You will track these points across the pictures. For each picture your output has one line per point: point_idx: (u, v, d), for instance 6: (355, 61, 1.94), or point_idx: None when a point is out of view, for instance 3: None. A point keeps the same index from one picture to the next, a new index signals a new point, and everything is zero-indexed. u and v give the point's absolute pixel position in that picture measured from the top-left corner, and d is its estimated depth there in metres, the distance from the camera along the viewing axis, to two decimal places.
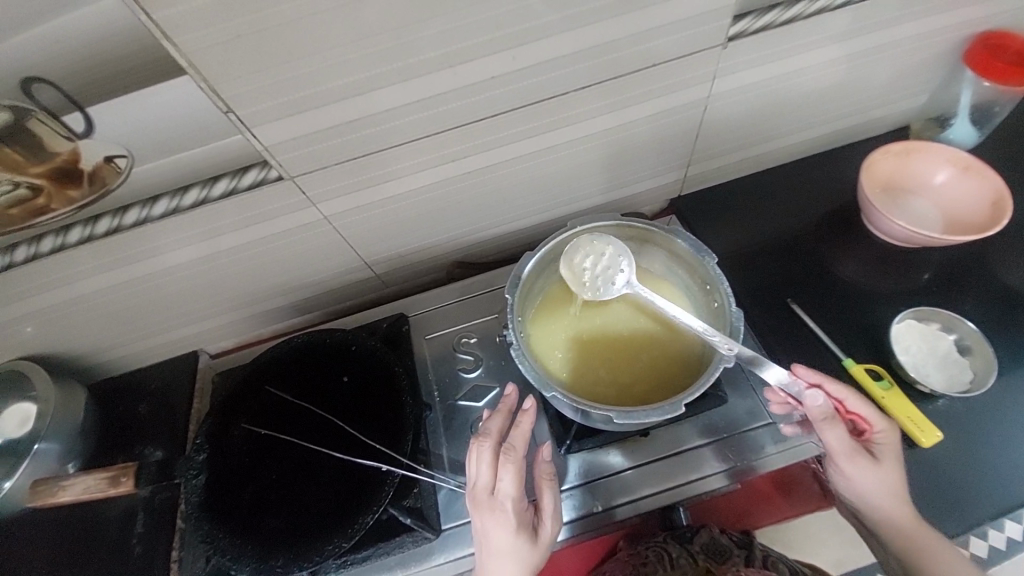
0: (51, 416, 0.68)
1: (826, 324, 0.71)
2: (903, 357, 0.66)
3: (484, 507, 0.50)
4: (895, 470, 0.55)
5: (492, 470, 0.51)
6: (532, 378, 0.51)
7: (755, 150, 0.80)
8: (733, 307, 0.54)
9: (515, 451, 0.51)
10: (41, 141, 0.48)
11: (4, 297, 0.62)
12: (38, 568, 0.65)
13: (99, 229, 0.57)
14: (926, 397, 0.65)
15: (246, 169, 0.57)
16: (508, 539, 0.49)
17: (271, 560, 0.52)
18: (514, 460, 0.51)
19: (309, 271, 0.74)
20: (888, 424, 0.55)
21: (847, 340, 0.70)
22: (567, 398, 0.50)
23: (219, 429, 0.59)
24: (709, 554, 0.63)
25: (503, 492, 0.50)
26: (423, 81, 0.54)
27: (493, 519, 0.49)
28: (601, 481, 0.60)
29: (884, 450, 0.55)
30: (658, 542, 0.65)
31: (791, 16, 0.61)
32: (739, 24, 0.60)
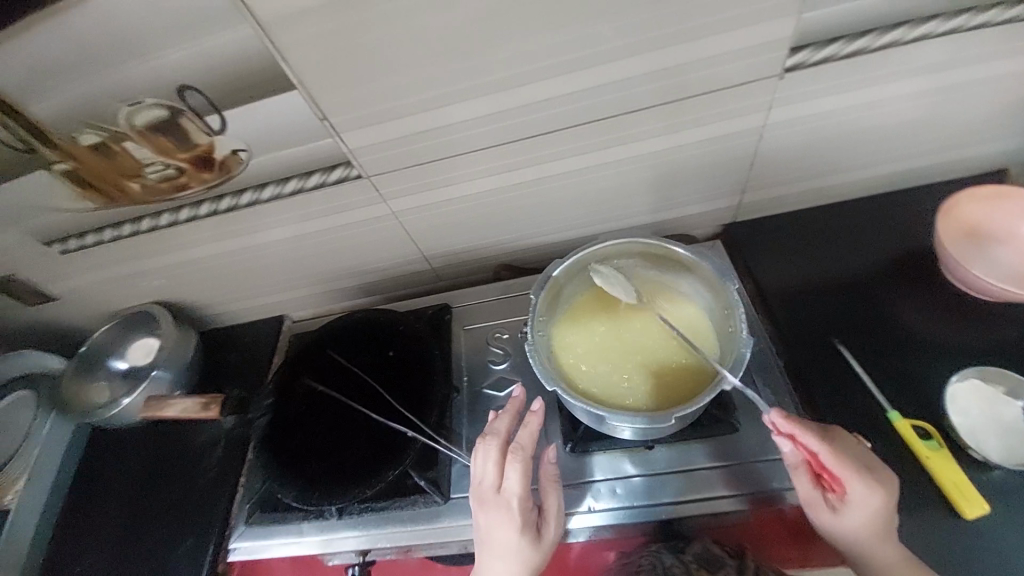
0: (168, 350, 0.85)
1: (873, 369, 0.67)
2: (957, 419, 0.60)
3: (489, 504, 0.55)
4: (874, 528, 0.52)
5: (497, 468, 0.56)
6: (538, 374, 0.56)
7: (819, 182, 0.78)
8: (745, 333, 0.55)
9: (522, 452, 0.55)
10: (189, 134, 0.61)
11: (150, 252, 0.80)
12: (146, 468, 0.82)
13: (222, 205, 0.72)
14: (979, 463, 0.59)
15: (333, 167, 0.69)
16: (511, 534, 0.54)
17: (309, 493, 0.61)
18: (520, 462, 0.55)
19: (376, 258, 0.86)
20: (862, 487, 0.51)
21: (894, 389, 0.65)
22: (567, 394, 0.54)
23: (287, 379, 0.71)
24: (700, 565, 0.62)
25: (508, 490, 0.55)
26: (482, 101, 0.62)
27: (498, 515, 0.54)
28: (603, 483, 0.63)
29: (853, 508, 0.52)
30: (651, 550, 0.65)
31: (855, 50, 0.59)
32: (797, 55, 0.60)
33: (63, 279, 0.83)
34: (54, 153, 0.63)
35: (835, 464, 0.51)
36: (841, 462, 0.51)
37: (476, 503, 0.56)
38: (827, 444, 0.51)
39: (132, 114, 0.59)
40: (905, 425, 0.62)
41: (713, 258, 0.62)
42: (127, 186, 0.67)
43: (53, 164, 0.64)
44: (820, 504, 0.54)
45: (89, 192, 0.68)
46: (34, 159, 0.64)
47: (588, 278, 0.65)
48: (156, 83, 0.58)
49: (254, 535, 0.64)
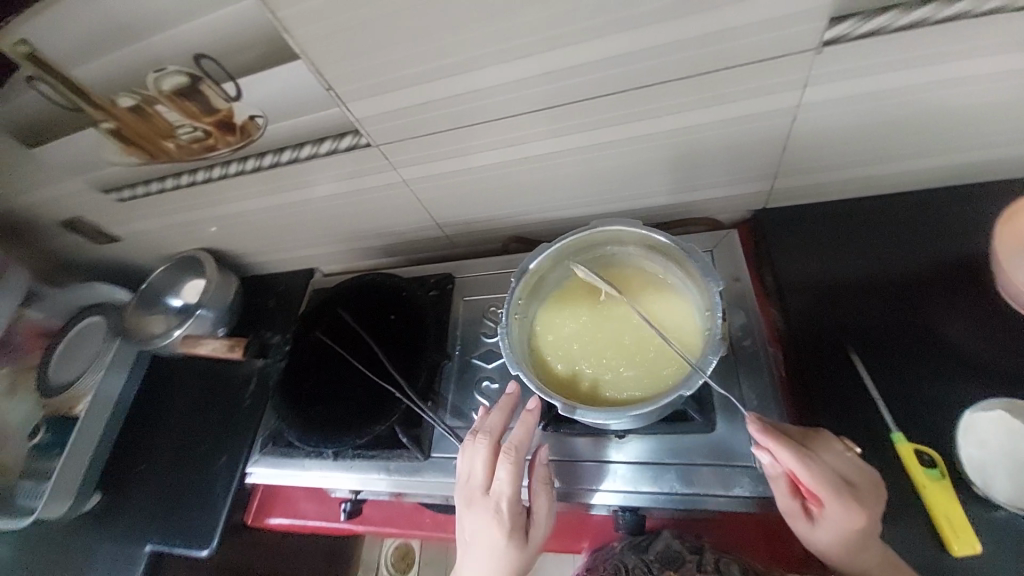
0: (210, 292, 0.94)
1: (882, 384, 0.62)
2: (971, 451, 0.55)
3: (479, 504, 0.55)
4: (849, 543, 0.50)
5: (487, 467, 0.56)
6: (505, 356, 0.57)
7: (862, 171, 0.69)
8: (715, 338, 0.52)
9: (513, 451, 0.55)
10: (211, 99, 0.66)
11: (193, 205, 0.88)
12: (195, 393, 0.96)
13: (248, 166, 0.77)
14: (980, 500, 0.54)
15: (344, 135, 0.71)
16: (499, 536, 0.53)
17: (307, 435, 0.68)
18: (512, 461, 0.55)
19: (392, 222, 0.89)
20: (840, 507, 0.49)
21: (901, 407, 0.61)
22: (526, 378, 0.55)
23: (302, 332, 0.78)
24: (663, 564, 0.64)
25: (498, 490, 0.55)
26: (481, 73, 0.60)
27: (486, 516, 0.54)
28: (564, 463, 0.64)
29: (830, 523, 0.50)
30: (616, 555, 0.67)
31: (911, 22, 0.50)
32: (837, 27, 0.52)
33: (125, 222, 0.94)
34: (97, 112, 0.69)
35: (810, 483, 0.48)
36: (817, 480, 0.48)
37: (465, 503, 0.56)
38: (805, 462, 0.48)
39: (159, 81, 0.64)
40: (908, 450, 0.57)
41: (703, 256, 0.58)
42: (164, 145, 0.74)
43: (98, 122, 0.71)
44: (799, 514, 0.52)
45: (133, 149, 0.75)
46: (81, 117, 0.70)
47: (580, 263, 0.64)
48: (178, 50, 0.60)
49: (264, 464, 0.74)
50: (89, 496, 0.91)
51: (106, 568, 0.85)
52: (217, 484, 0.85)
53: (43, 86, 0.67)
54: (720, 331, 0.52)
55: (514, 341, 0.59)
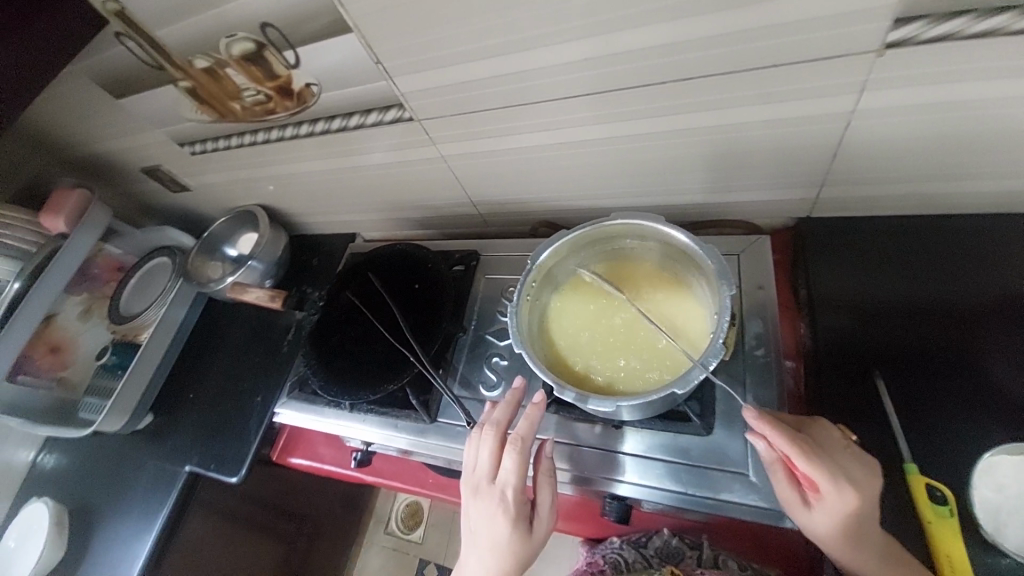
0: (262, 245, 1.02)
1: (903, 413, 0.61)
2: (988, 493, 0.53)
3: (484, 493, 0.54)
4: (846, 533, 0.48)
5: (493, 456, 0.56)
6: (510, 333, 0.59)
7: (920, 186, 0.65)
8: (717, 340, 0.51)
9: (519, 441, 0.55)
10: (272, 65, 0.71)
11: (254, 163, 0.96)
12: (242, 335, 1.06)
13: (302, 131, 0.83)
14: (987, 546, 0.52)
15: (389, 108, 0.74)
16: (503, 525, 0.52)
17: (328, 385, 0.74)
18: (518, 451, 0.54)
19: (431, 196, 0.93)
20: (836, 491, 0.47)
21: (918, 439, 0.59)
22: (528, 357, 0.56)
23: (334, 290, 0.84)
24: (661, 558, 0.75)
25: (503, 479, 0.54)
26: (520, 56, 0.60)
27: (490, 505, 0.53)
28: (561, 444, 0.65)
29: (828, 509, 0.48)
30: (616, 549, 0.78)
31: (987, 28, 0.45)
32: (902, 29, 0.48)
33: (196, 174, 1.04)
34: (176, 72, 0.76)
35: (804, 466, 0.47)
36: (812, 464, 0.47)
37: (470, 494, 0.56)
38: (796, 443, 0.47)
39: (229, 45, 0.69)
40: (919, 483, 0.55)
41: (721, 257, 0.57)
42: (231, 106, 0.80)
43: (177, 81, 0.78)
44: (797, 502, 0.51)
45: (205, 107, 0.82)
46: (162, 75, 0.78)
47: (595, 253, 0.65)
48: (244, 18, 0.65)
49: (290, 407, 0.80)
50: (141, 417, 1.03)
51: (154, 478, 0.97)
52: (250, 420, 0.94)
53: (129, 43, 0.74)
54: (725, 335, 0.51)
55: (522, 324, 0.60)
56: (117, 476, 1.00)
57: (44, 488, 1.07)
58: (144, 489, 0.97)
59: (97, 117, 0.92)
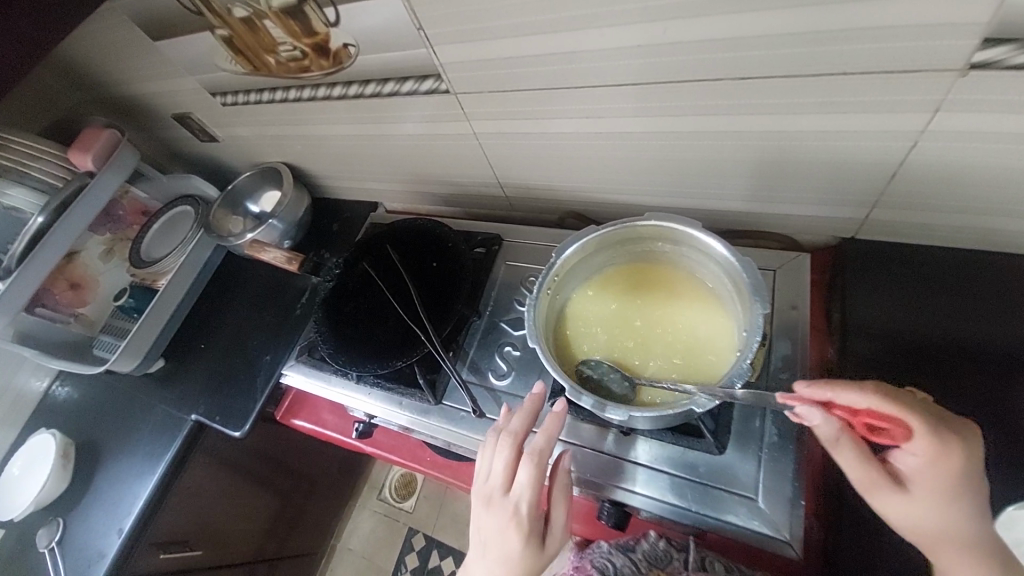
0: (285, 205, 1.01)
1: None
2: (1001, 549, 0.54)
3: (496, 504, 0.54)
4: (944, 486, 0.45)
5: (508, 466, 0.55)
6: (526, 328, 0.57)
7: (981, 219, 0.60)
8: (743, 363, 0.48)
9: (536, 454, 0.54)
10: (311, 21, 0.68)
11: (283, 121, 0.94)
12: (257, 292, 1.07)
13: (335, 93, 0.80)
14: None
15: (425, 78, 0.71)
16: (514, 538, 0.52)
17: (337, 354, 0.73)
18: (534, 464, 0.54)
19: (458, 172, 0.90)
20: (939, 440, 0.44)
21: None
22: (542, 356, 0.54)
23: (352, 259, 0.83)
24: (649, 563, 0.66)
25: (517, 492, 0.54)
26: (571, 35, 0.57)
27: (502, 517, 0.53)
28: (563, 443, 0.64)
29: (929, 465, 0.45)
30: (603, 554, 0.69)
31: None
32: (989, 50, 0.43)
33: (225, 125, 1.02)
34: (215, 19, 0.74)
35: (896, 414, 0.43)
36: (901, 408, 0.44)
37: (482, 502, 0.55)
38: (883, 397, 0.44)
39: None
40: None
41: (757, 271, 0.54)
42: (266, 59, 0.78)
43: (214, 28, 0.76)
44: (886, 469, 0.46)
45: (239, 58, 0.80)
46: (200, 21, 0.76)
47: (623, 253, 0.62)
48: None
49: (297, 371, 0.80)
50: (153, 361, 1.04)
51: (161, 423, 0.99)
52: (258, 377, 0.95)
53: None
54: (753, 357, 0.48)
55: (539, 319, 0.58)
56: (126, 417, 1.03)
57: (56, 419, 1.11)
58: (150, 432, 0.99)
59: (132, 57, 0.91)
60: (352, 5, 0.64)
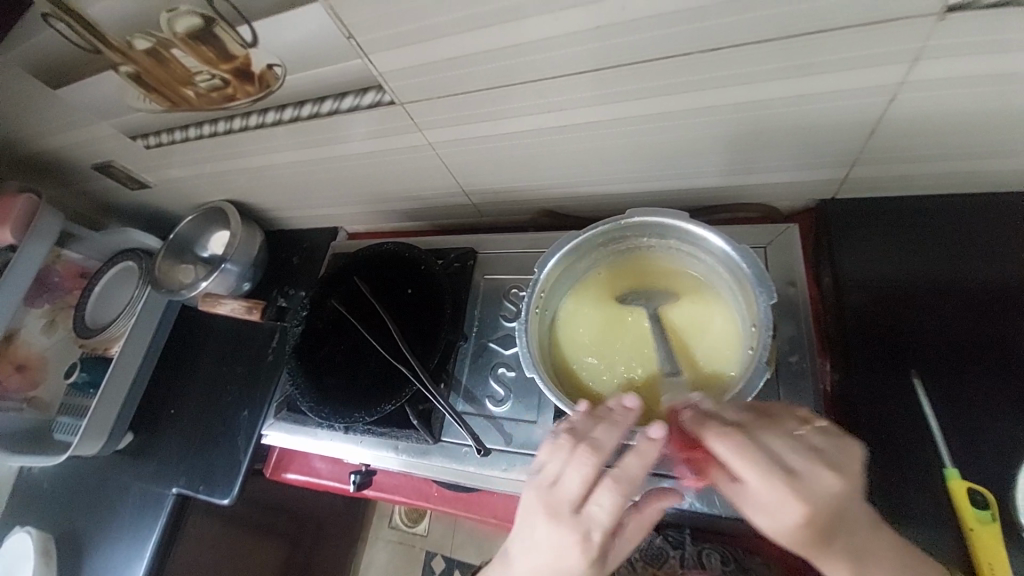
0: (236, 246, 0.93)
1: (941, 408, 0.57)
2: None
3: (563, 522, 0.43)
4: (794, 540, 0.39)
5: (585, 484, 0.43)
6: (522, 355, 0.52)
7: (963, 162, 0.58)
8: (760, 362, 0.45)
9: (626, 479, 0.42)
10: (225, 43, 0.60)
11: (219, 156, 0.86)
12: (223, 343, 0.99)
13: (269, 119, 0.73)
14: None
15: (366, 91, 0.65)
16: (576, 565, 0.42)
17: (319, 405, 0.67)
18: (620, 490, 0.42)
19: (418, 186, 0.85)
20: (774, 496, 0.38)
21: (954, 442, 0.55)
22: (544, 383, 0.50)
23: (319, 298, 0.76)
24: (645, 562, 0.67)
25: (592, 514, 0.43)
26: (518, 26, 0.51)
27: (566, 539, 0.42)
28: None
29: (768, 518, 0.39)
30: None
31: None
32: None
33: (155, 169, 0.93)
34: (116, 55, 0.65)
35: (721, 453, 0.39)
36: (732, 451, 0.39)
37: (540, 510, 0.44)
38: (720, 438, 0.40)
39: (172, 22, 0.59)
40: (959, 487, 0.52)
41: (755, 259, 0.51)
42: (183, 93, 0.70)
43: (117, 66, 0.67)
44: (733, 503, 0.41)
45: (153, 95, 0.71)
46: (100, 59, 0.67)
47: (604, 255, 0.58)
48: None
49: (278, 428, 0.74)
50: (121, 437, 0.96)
51: (140, 501, 0.91)
52: (238, 436, 0.87)
53: (60, 26, 0.64)
54: (770, 351, 0.46)
55: (533, 342, 0.53)
56: (102, 500, 0.95)
57: (26, 514, 1.02)
58: (131, 513, 0.91)
59: (30, 108, 0.81)
60: (268, 21, 0.56)
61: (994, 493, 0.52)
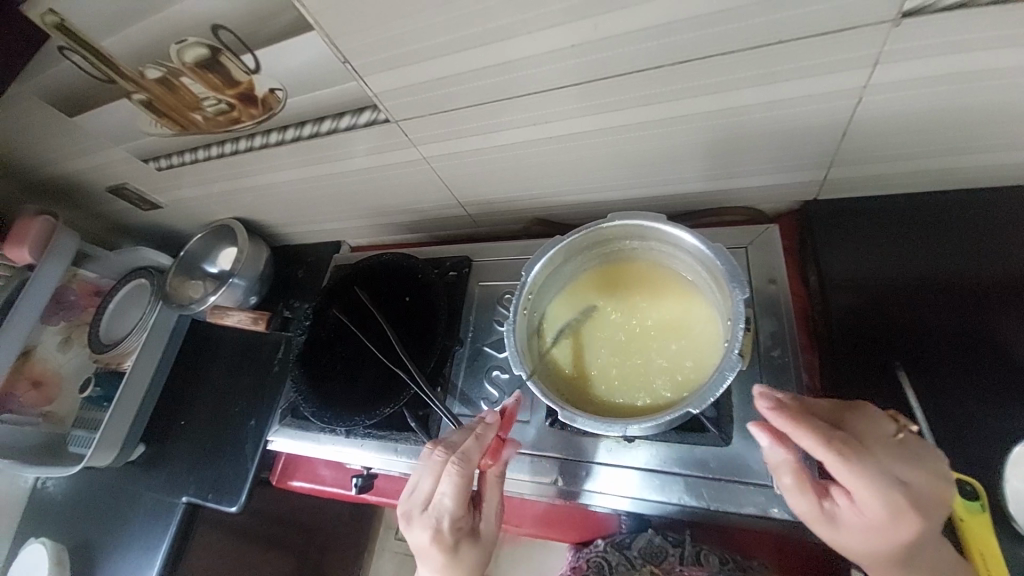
0: (243, 261, 0.97)
1: (926, 401, 0.58)
2: (1018, 484, 0.50)
3: (420, 521, 0.52)
4: (892, 542, 0.41)
5: (431, 480, 0.53)
6: (510, 355, 0.55)
7: (938, 160, 0.60)
8: (731, 355, 0.46)
9: (459, 463, 0.52)
10: (230, 70, 0.64)
11: (226, 176, 0.90)
12: (230, 356, 1.02)
13: (271, 139, 0.77)
14: (1020, 539, 0.50)
15: (363, 110, 0.69)
16: (439, 549, 0.51)
17: (320, 410, 0.70)
18: (457, 475, 0.51)
19: (415, 199, 0.88)
20: (884, 502, 0.39)
21: (941, 433, 0.56)
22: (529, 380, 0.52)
23: (322, 309, 0.79)
24: (645, 559, 0.66)
25: (441, 504, 0.52)
26: (502, 46, 0.55)
27: (429, 531, 0.51)
28: (571, 464, 0.62)
29: (864, 523, 0.41)
30: (600, 552, 0.70)
31: None
32: None
33: (165, 190, 0.98)
34: (129, 84, 0.70)
35: (836, 463, 0.40)
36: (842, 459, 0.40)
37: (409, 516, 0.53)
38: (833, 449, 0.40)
39: (182, 52, 0.63)
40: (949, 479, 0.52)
41: (729, 255, 0.52)
42: (192, 117, 0.74)
43: (130, 94, 0.71)
44: (820, 520, 0.43)
45: (164, 120, 0.76)
46: (114, 89, 0.71)
47: (591, 258, 0.61)
48: (193, 22, 0.59)
49: (283, 435, 0.77)
50: (134, 447, 0.99)
51: (150, 511, 0.94)
52: (245, 444, 0.90)
53: (75, 57, 0.68)
54: (742, 344, 0.47)
55: (521, 342, 0.56)
56: (114, 511, 0.97)
57: (41, 526, 1.05)
58: (142, 523, 0.94)
59: (49, 135, 0.86)
60: (269, 49, 0.60)
61: (982, 481, 0.53)
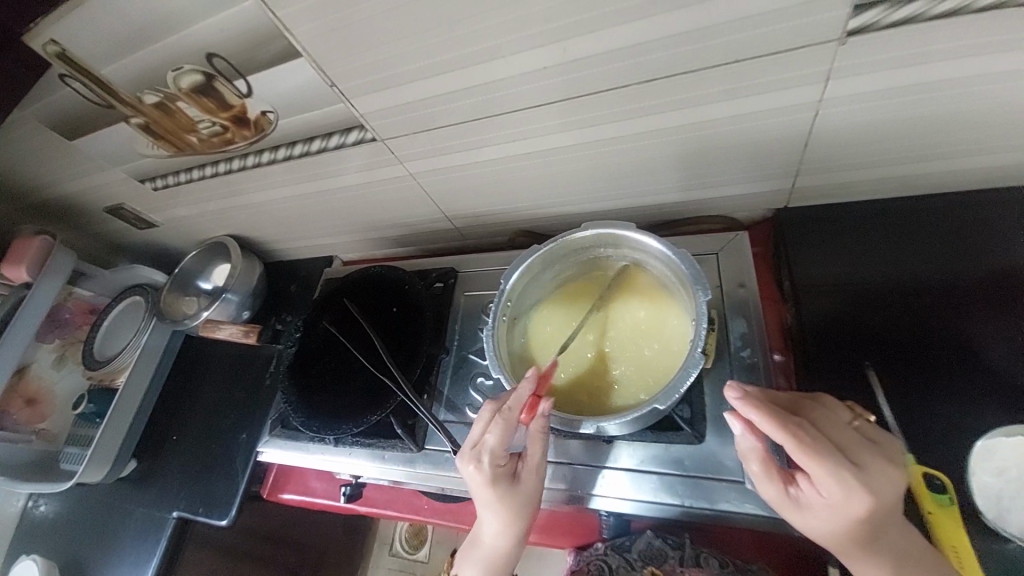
0: (236, 276, 0.99)
1: (894, 398, 0.60)
2: (986, 479, 0.53)
3: (466, 459, 0.54)
4: (849, 527, 0.44)
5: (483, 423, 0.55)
6: (489, 359, 0.57)
7: (896, 168, 0.64)
8: (695, 353, 0.49)
9: (506, 411, 0.53)
10: (223, 94, 0.68)
11: (220, 194, 0.93)
12: (223, 370, 1.03)
13: (264, 158, 0.80)
14: (987, 530, 0.52)
15: (350, 130, 0.72)
16: (481, 485, 0.53)
17: (309, 419, 0.71)
18: (502, 422, 0.53)
19: (404, 213, 0.91)
20: (839, 487, 0.43)
21: (909, 428, 0.58)
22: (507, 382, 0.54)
23: (312, 321, 0.82)
24: (645, 562, 0.67)
25: (484, 445, 0.54)
26: (481, 68, 0.58)
27: (472, 470, 0.53)
28: (554, 466, 0.64)
29: (824, 507, 0.45)
30: (599, 555, 0.70)
31: (949, 9, 0.44)
32: (861, 16, 0.46)
33: (161, 209, 1.00)
34: (127, 108, 0.73)
35: (795, 450, 0.43)
36: (799, 447, 0.43)
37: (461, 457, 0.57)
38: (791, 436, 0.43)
39: (178, 78, 0.66)
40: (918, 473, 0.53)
41: (692, 260, 0.56)
42: (188, 139, 0.78)
43: (128, 118, 0.75)
44: (785, 504, 0.47)
45: (161, 142, 0.79)
46: (112, 113, 0.75)
47: (568, 267, 0.64)
48: (188, 50, 0.62)
49: (273, 447, 0.78)
50: (125, 464, 0.99)
51: (141, 527, 0.94)
52: (237, 458, 0.91)
53: (75, 84, 0.71)
54: (705, 343, 0.50)
55: (501, 346, 0.59)
56: (106, 528, 0.97)
57: (30, 546, 1.04)
58: (132, 539, 0.94)
59: (48, 158, 0.88)
60: (261, 74, 0.64)
61: (950, 475, 0.55)
